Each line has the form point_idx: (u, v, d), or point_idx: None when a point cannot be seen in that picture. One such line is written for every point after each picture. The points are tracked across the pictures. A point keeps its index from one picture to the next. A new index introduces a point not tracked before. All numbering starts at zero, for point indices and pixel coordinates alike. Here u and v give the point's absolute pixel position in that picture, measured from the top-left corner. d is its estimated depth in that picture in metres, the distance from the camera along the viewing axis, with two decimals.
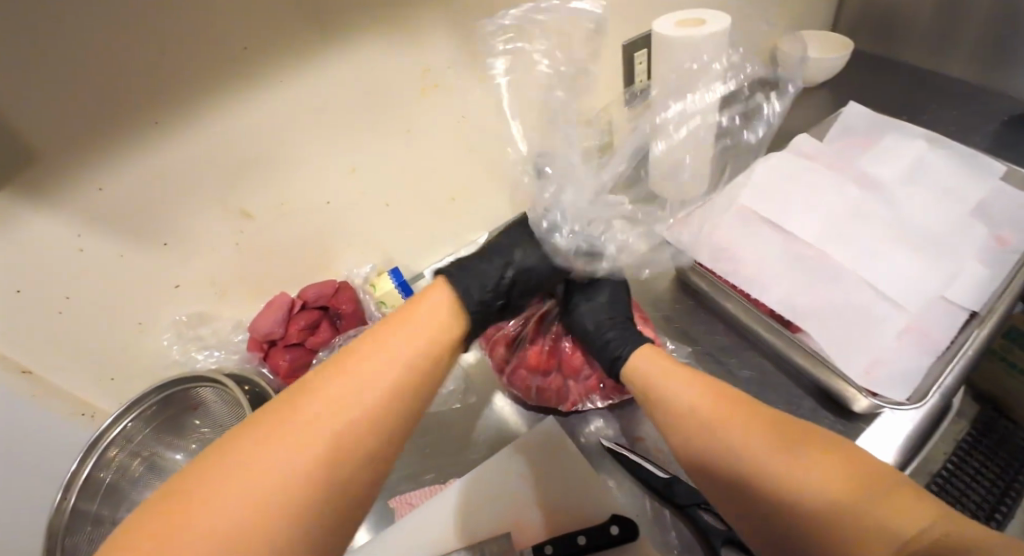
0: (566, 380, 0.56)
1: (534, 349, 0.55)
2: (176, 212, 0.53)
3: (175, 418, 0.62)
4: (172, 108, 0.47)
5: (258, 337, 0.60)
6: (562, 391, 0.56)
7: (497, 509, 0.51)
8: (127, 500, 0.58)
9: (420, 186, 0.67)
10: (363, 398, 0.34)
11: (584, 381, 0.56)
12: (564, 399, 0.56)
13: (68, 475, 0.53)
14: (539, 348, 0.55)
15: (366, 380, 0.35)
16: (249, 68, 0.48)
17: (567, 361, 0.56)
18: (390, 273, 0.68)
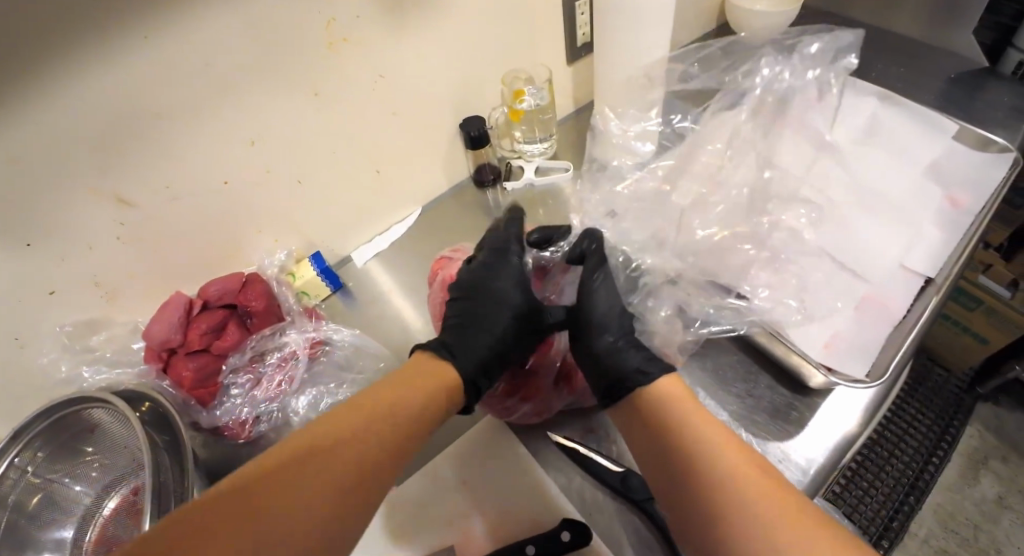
0: (558, 404, 0.49)
1: (533, 379, 0.48)
2: (35, 206, 0.44)
3: (73, 444, 0.52)
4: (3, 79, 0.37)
5: (154, 347, 0.52)
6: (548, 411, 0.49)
7: (442, 520, 0.47)
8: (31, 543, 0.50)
9: (338, 159, 0.59)
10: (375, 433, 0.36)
11: (575, 404, 0.50)
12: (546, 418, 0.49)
13: None
14: (540, 378, 0.48)
15: (393, 415, 0.37)
16: (101, 24, 0.38)
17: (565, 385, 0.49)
18: (311, 260, 0.62)
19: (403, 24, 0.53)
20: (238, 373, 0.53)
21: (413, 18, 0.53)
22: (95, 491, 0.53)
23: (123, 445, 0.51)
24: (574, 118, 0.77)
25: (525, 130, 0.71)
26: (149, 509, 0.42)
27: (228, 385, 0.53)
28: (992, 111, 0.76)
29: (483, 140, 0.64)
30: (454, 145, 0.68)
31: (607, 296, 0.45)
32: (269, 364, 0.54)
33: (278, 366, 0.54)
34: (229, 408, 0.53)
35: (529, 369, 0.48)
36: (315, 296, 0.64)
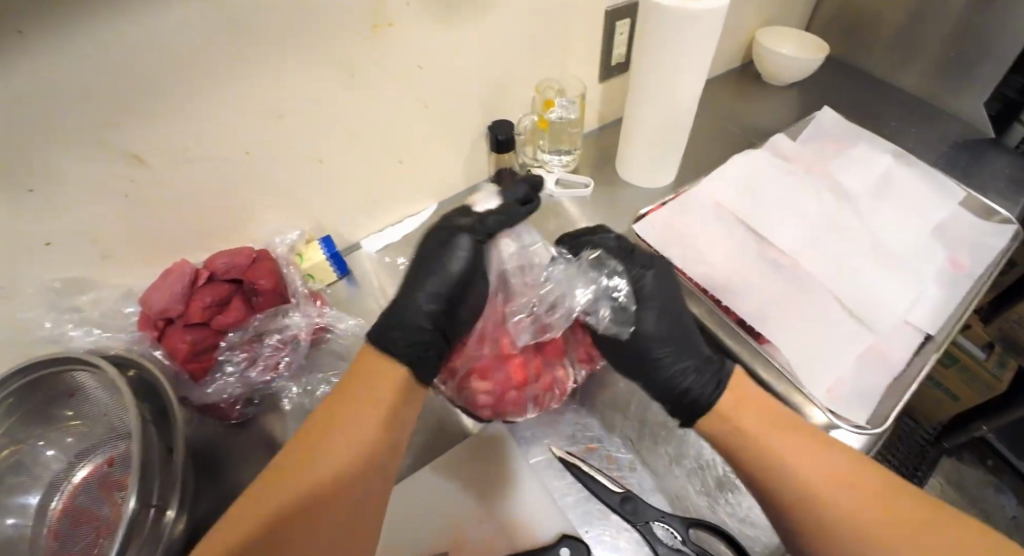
0: (556, 370, 0.49)
1: (515, 361, 0.47)
2: (36, 151, 0.41)
3: (43, 407, 0.49)
4: (31, 10, 0.35)
5: (152, 314, 0.50)
6: (557, 384, 0.49)
7: (435, 524, 0.45)
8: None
9: (361, 145, 0.58)
10: (324, 474, 0.39)
11: (569, 363, 0.50)
12: (562, 392, 0.49)
13: None
14: (517, 357, 0.47)
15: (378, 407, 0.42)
16: None
17: (547, 347, 0.49)
18: (321, 243, 0.61)
19: (448, 18, 0.53)
20: (233, 351, 0.52)
21: (460, 11, 0.53)
22: (66, 459, 0.51)
23: (106, 412, 0.50)
24: (597, 134, 0.78)
25: (552, 141, 0.71)
26: (136, 486, 0.40)
27: (223, 362, 0.52)
28: (989, 178, 0.79)
29: (509, 145, 0.63)
30: (478, 146, 0.68)
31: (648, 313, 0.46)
32: (268, 344, 0.53)
33: (279, 347, 0.54)
34: (220, 386, 0.52)
35: (502, 353, 0.47)
36: (321, 281, 0.62)
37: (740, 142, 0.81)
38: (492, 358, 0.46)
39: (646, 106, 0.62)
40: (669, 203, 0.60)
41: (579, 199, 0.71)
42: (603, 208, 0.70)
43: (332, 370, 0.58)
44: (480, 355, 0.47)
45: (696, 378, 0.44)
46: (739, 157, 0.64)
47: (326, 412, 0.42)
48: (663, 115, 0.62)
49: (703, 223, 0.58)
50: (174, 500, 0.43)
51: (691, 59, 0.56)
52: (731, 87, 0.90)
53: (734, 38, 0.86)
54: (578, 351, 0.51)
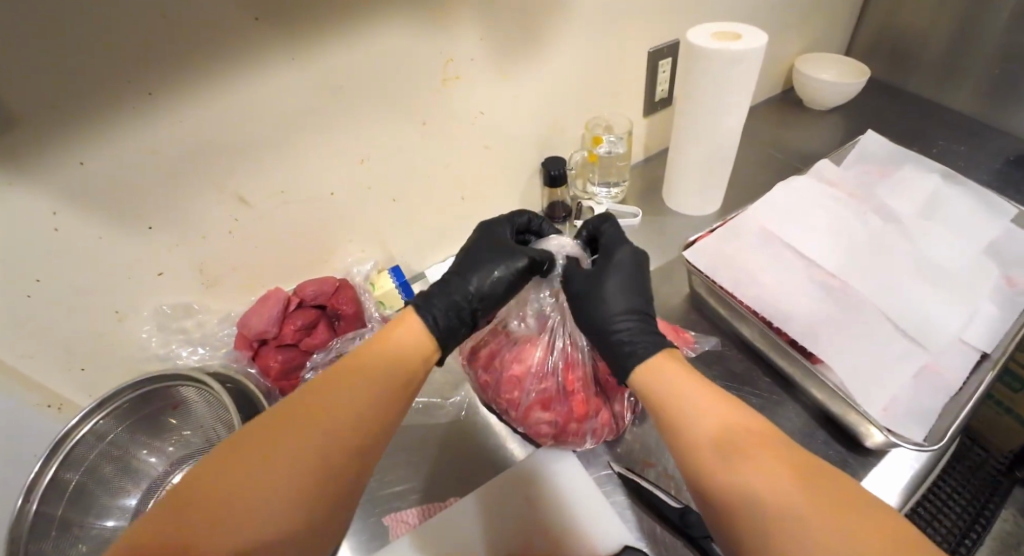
0: (615, 408, 0.52)
1: (577, 398, 0.50)
2: (158, 194, 0.49)
3: (151, 417, 0.56)
4: (167, 78, 0.43)
5: (250, 336, 0.56)
6: (614, 420, 0.52)
7: (504, 533, 0.49)
8: (97, 508, 0.53)
9: (428, 182, 0.63)
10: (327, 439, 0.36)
11: (627, 401, 0.53)
12: (617, 428, 0.52)
13: (30, 478, 0.48)
14: (579, 394, 0.50)
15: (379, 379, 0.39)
16: (257, 40, 0.45)
17: (605, 385, 0.53)
18: (392, 273, 0.65)
19: (505, 68, 0.59)
20: None
21: (515, 61, 0.59)
22: (167, 464, 0.57)
23: (204, 425, 0.56)
24: (643, 165, 0.81)
25: (601, 174, 0.76)
26: None
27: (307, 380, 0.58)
28: None
29: (561, 179, 0.68)
30: (532, 179, 0.72)
31: (616, 280, 0.48)
32: None
33: None
34: None
35: (566, 388, 0.50)
36: (391, 307, 0.66)
37: (786, 169, 0.83)
38: (556, 391, 0.50)
39: (689, 139, 0.66)
40: (717, 229, 0.62)
41: (627, 227, 0.74)
42: (650, 235, 0.73)
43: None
44: (543, 390, 0.50)
45: (631, 343, 0.45)
46: (784, 183, 0.66)
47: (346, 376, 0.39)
48: (706, 147, 0.66)
49: (750, 247, 0.60)
50: None
51: (733, 94, 0.59)
52: (775, 115, 0.92)
53: (774, 68, 0.89)
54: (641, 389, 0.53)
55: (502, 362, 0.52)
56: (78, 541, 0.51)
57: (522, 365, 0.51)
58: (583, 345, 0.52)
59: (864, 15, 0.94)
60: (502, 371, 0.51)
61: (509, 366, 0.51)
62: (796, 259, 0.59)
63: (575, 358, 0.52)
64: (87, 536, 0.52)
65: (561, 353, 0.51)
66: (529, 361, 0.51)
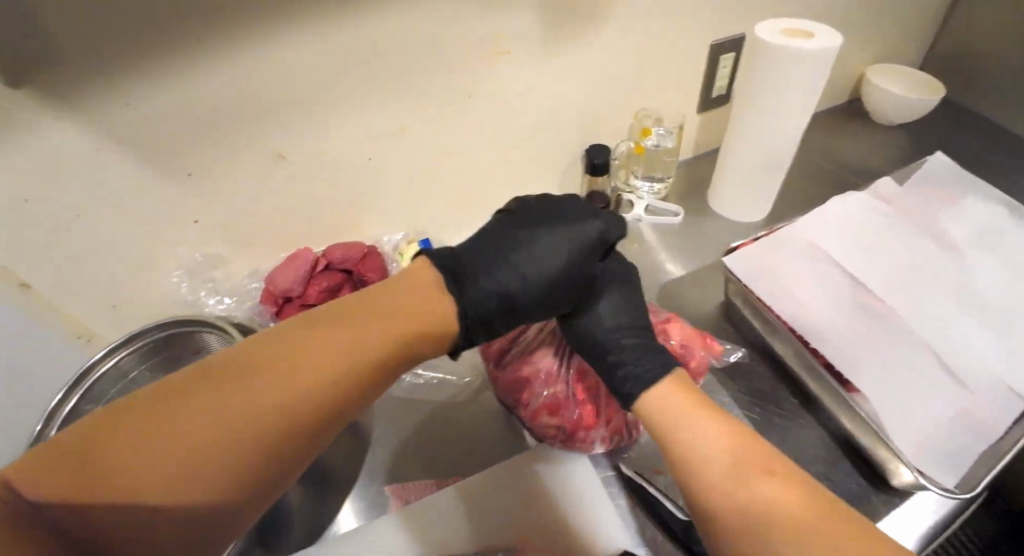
0: (628, 416, 0.50)
1: (587, 405, 0.49)
2: (199, 143, 0.49)
3: (175, 359, 0.57)
4: (217, 27, 0.42)
5: (275, 292, 0.56)
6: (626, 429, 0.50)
7: (504, 522, 0.48)
8: None
9: (466, 158, 0.62)
10: (242, 443, 0.28)
11: None
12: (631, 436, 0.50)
13: (51, 406, 0.50)
14: (591, 401, 0.49)
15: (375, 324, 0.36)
16: None
17: None
18: (420, 244, 0.64)
19: (558, 49, 0.57)
20: None
21: (569, 44, 0.57)
22: None
23: None
24: (690, 164, 0.78)
25: (646, 167, 0.72)
26: None
27: None
28: None
29: (604, 168, 0.65)
30: (573, 167, 0.70)
31: (615, 301, 0.48)
32: None
33: None
34: None
35: (577, 393, 0.49)
36: None
37: (839, 184, 0.79)
38: (567, 395, 0.49)
39: (745, 141, 0.63)
40: (761, 238, 0.59)
41: (665, 226, 0.72)
42: (688, 238, 0.71)
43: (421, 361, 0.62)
44: (551, 395, 0.49)
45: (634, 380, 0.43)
46: (838, 198, 0.63)
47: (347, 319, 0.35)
48: (763, 150, 0.62)
49: (793, 261, 0.57)
50: None
51: (797, 98, 0.56)
52: (835, 126, 0.87)
53: (839, 76, 0.84)
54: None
55: (513, 362, 0.52)
56: None
57: (532, 368, 0.50)
58: None
59: (945, 27, 0.88)
60: (513, 371, 0.51)
61: (519, 367, 0.51)
62: (843, 279, 0.56)
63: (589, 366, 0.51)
64: None
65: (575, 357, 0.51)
66: (541, 363, 0.50)
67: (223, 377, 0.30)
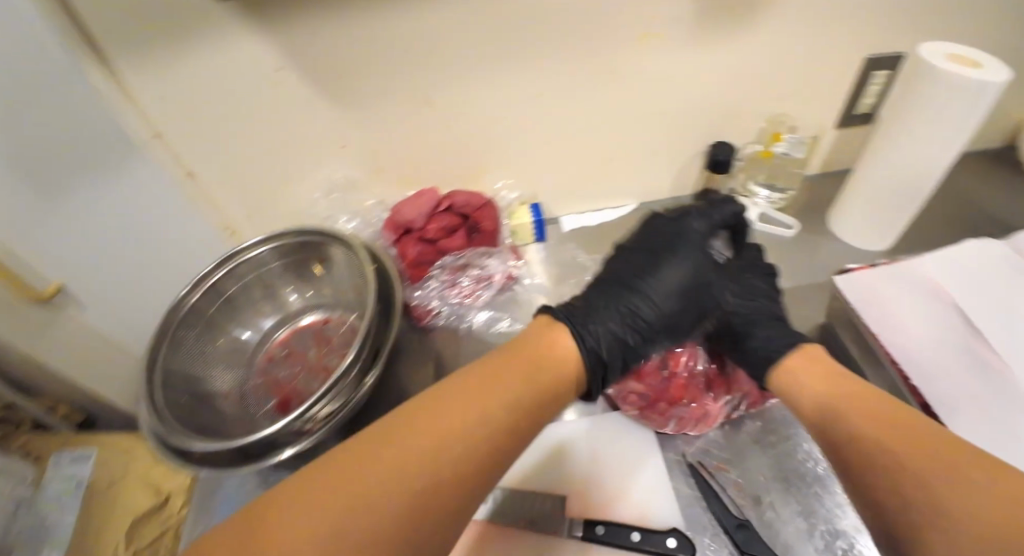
0: (712, 402, 0.53)
1: (677, 377, 0.53)
2: (362, 76, 0.54)
3: (302, 263, 0.63)
4: None
5: (399, 222, 0.62)
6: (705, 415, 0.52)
7: (565, 473, 0.53)
8: (239, 319, 0.62)
9: (591, 133, 0.64)
10: (389, 506, 0.30)
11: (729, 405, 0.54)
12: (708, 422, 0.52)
13: (199, 275, 0.57)
14: (681, 376, 0.53)
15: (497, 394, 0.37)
16: None
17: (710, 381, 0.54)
18: (532, 207, 0.68)
19: (704, 40, 0.57)
20: (443, 271, 0.62)
21: (716, 37, 0.57)
22: (300, 307, 0.66)
23: (340, 286, 0.63)
24: (814, 181, 0.76)
25: (767, 175, 0.72)
26: (357, 345, 0.52)
27: (433, 276, 0.62)
28: None
29: (726, 166, 0.65)
30: (693, 162, 0.70)
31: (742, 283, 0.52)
32: (468, 276, 0.62)
33: (476, 281, 0.62)
34: (425, 294, 0.62)
35: (669, 365, 0.54)
36: (522, 240, 0.69)
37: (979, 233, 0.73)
38: (658, 365, 0.54)
39: (883, 165, 0.60)
40: (878, 267, 0.58)
41: (775, 238, 0.71)
42: (796, 255, 0.69)
43: (521, 312, 0.64)
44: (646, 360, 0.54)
45: (771, 340, 0.47)
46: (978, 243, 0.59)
47: (476, 382, 0.37)
48: (902, 177, 0.59)
49: (909, 296, 0.55)
50: (375, 369, 0.53)
51: (954, 129, 0.53)
52: (985, 171, 0.80)
53: (1003, 118, 0.77)
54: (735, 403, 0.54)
55: None
56: (217, 341, 0.60)
57: None
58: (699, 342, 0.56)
59: None
60: None
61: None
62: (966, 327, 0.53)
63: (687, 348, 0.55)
64: (228, 338, 0.61)
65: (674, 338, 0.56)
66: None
67: (372, 441, 0.33)
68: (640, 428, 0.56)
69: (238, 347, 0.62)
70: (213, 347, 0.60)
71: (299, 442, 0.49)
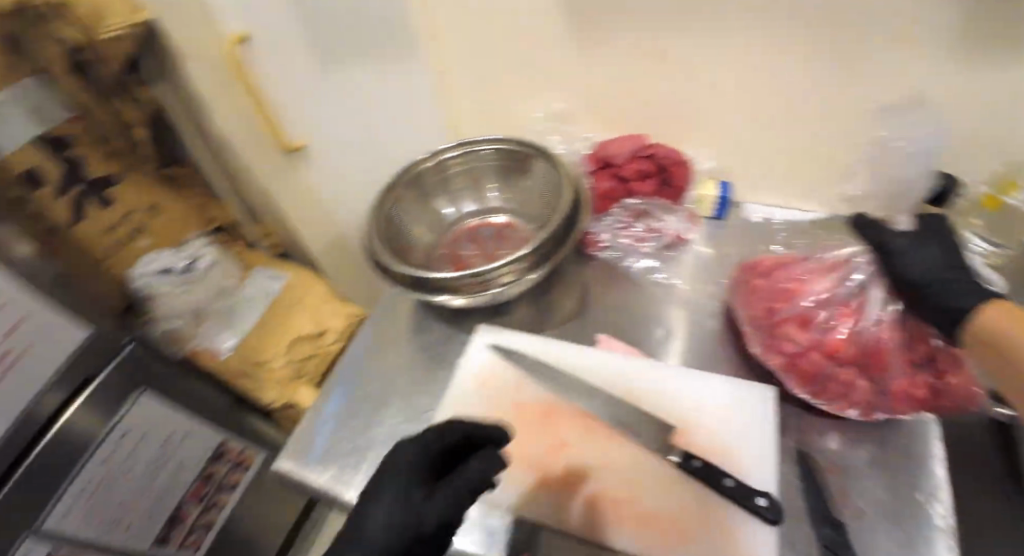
0: (864, 379, 0.49)
1: (835, 334, 0.50)
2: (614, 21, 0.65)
3: (512, 172, 0.71)
4: None
5: (603, 156, 0.72)
6: (853, 387, 0.49)
7: (673, 407, 0.56)
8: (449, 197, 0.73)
9: (803, 125, 0.66)
10: None
11: (886, 385, 0.49)
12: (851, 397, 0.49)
13: (436, 149, 0.69)
14: (841, 336, 0.49)
15: None
16: None
17: (875, 356, 0.49)
18: (721, 185, 0.72)
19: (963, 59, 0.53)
20: (623, 210, 0.70)
21: (976, 57, 0.52)
22: (495, 208, 0.74)
23: (535, 201, 0.70)
24: None
25: None
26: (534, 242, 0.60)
27: (613, 212, 0.71)
28: None
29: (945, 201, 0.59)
30: None
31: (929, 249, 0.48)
32: (644, 221, 0.69)
33: (648, 228, 0.69)
34: (601, 224, 0.70)
35: (829, 322, 0.51)
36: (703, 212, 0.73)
37: None
38: (816, 320, 0.51)
39: None
40: None
41: None
42: None
43: (676, 270, 0.69)
44: (802, 311, 0.52)
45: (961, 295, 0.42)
46: None
47: None
48: None
49: None
50: (541, 269, 0.61)
51: None
52: None
53: None
54: (899, 383, 0.48)
55: (784, 277, 0.56)
56: (430, 203, 0.71)
57: (801, 285, 0.54)
58: (879, 306, 0.50)
59: None
60: (779, 283, 0.56)
61: (783, 283, 0.55)
62: None
63: (858, 310, 0.51)
64: (436, 207, 0.72)
65: (846, 296, 0.52)
66: (809, 286, 0.54)
67: None
68: (760, 395, 0.56)
69: (441, 217, 0.73)
70: (427, 209, 0.71)
71: (459, 296, 0.60)
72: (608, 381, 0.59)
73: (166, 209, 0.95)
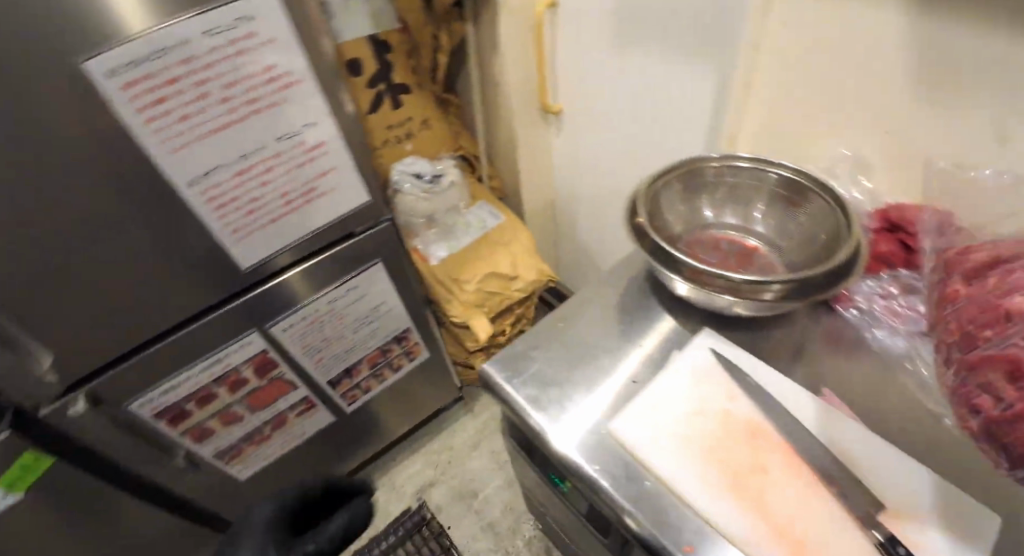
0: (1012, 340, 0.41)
1: (973, 326, 0.46)
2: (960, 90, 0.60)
3: (788, 204, 0.71)
4: None
5: (893, 217, 0.69)
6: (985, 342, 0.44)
7: (886, 486, 0.53)
8: (716, 202, 0.74)
9: None
10: None
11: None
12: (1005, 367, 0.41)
13: (733, 152, 0.71)
14: (985, 337, 0.44)
15: None
16: None
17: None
18: None
19: None
20: (892, 279, 0.68)
21: None
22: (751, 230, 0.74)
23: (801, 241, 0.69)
24: None
25: None
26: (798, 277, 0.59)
27: (879, 276, 0.68)
28: None
29: None
30: None
31: None
32: (913, 299, 0.65)
33: (916, 307, 0.65)
34: (862, 285, 0.68)
35: (986, 327, 0.44)
36: None
37: None
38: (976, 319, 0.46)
39: None
40: None
41: None
42: None
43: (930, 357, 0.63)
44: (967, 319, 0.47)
45: None
46: None
47: None
48: None
49: None
50: (794, 303, 0.60)
51: None
52: None
53: None
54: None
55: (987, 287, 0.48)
56: (698, 198, 0.74)
57: (1001, 297, 0.45)
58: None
59: None
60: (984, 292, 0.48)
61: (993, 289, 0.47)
62: None
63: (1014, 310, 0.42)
64: (701, 205, 0.75)
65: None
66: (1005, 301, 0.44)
67: None
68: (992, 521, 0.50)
69: (700, 216, 0.75)
70: (693, 202, 0.74)
71: (697, 289, 0.63)
72: (824, 434, 0.57)
73: (432, 128, 1.15)
